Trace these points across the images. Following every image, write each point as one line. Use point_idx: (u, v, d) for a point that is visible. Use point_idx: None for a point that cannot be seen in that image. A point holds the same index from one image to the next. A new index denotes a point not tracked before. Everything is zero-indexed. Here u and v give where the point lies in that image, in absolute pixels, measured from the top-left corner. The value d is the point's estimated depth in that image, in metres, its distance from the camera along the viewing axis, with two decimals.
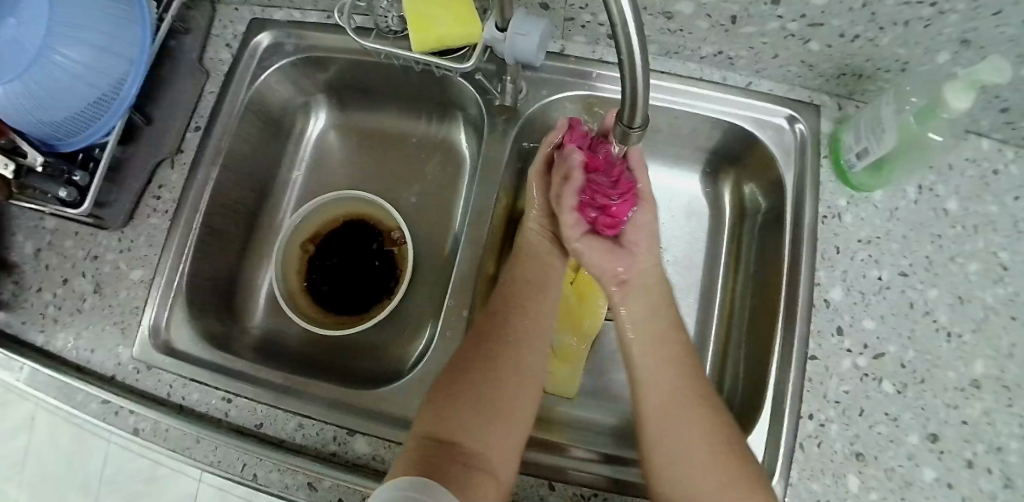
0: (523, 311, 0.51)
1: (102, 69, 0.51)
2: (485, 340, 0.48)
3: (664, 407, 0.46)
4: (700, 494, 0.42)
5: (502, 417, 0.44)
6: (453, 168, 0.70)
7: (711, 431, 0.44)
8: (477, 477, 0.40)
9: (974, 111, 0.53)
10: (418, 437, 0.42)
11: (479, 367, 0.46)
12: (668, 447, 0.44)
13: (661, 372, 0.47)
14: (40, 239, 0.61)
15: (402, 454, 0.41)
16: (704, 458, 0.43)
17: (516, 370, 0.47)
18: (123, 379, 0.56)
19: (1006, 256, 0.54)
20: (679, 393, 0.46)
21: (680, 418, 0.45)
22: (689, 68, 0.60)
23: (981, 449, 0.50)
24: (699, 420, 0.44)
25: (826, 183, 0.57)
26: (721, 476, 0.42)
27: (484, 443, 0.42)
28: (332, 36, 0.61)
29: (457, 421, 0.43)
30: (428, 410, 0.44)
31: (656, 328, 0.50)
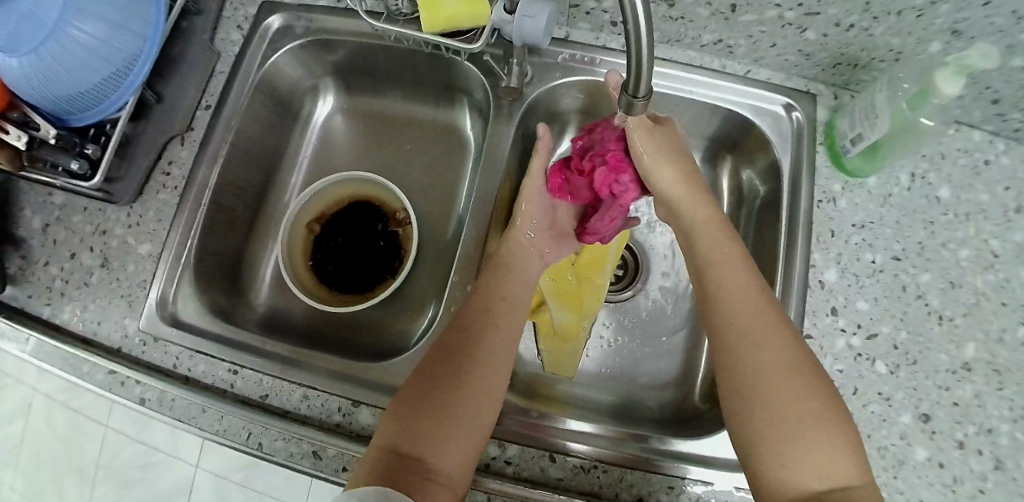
0: (496, 322, 0.49)
1: (117, 45, 0.52)
2: (449, 353, 0.46)
3: (746, 348, 0.43)
4: (784, 433, 0.40)
5: (465, 425, 0.43)
6: (457, 152, 0.71)
7: (798, 372, 0.41)
8: (435, 488, 0.40)
9: (965, 102, 0.55)
10: (379, 446, 0.42)
11: (443, 380, 0.44)
12: (750, 392, 0.42)
13: (745, 312, 0.45)
14: (48, 214, 0.61)
15: (365, 460, 0.41)
16: (791, 404, 0.40)
17: (481, 387, 0.45)
18: (129, 351, 0.56)
19: (995, 243, 0.56)
20: (776, 336, 0.43)
21: (769, 359, 0.42)
22: (690, 56, 0.62)
23: (973, 430, 0.51)
24: (781, 354, 0.42)
25: (821, 167, 0.59)
26: (802, 410, 0.40)
27: (443, 454, 0.41)
28: (342, 20, 0.63)
29: (418, 432, 0.42)
30: (391, 418, 0.43)
31: (739, 265, 0.48)
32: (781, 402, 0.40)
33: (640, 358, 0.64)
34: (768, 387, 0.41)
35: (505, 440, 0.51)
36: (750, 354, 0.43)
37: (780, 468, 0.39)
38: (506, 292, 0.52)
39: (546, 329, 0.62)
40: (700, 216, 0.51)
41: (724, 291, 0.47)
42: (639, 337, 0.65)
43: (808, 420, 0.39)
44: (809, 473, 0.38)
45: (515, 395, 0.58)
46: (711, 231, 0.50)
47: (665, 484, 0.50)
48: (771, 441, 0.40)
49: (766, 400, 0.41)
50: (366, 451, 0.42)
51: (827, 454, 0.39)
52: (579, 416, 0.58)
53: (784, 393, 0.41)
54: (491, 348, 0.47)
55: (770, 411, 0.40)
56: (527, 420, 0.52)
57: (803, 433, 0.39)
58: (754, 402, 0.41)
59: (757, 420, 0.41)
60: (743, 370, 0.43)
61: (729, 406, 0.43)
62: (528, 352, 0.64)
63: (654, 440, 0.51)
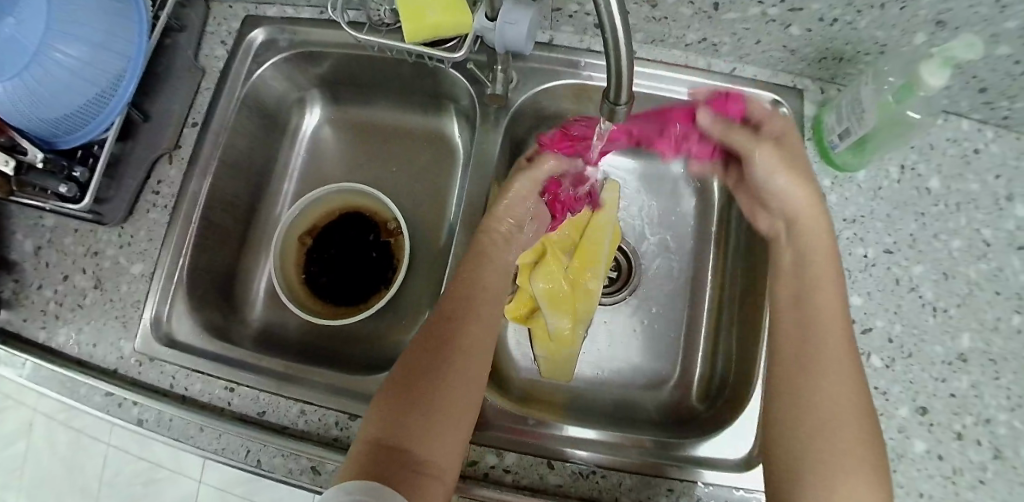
0: (472, 320, 0.48)
1: (100, 66, 0.52)
2: (432, 345, 0.46)
3: (822, 364, 0.42)
4: (830, 448, 0.40)
5: (449, 427, 0.43)
6: (447, 159, 0.71)
7: (858, 396, 0.41)
8: (427, 481, 0.40)
9: (952, 91, 0.55)
10: (366, 441, 0.42)
11: (430, 371, 0.44)
12: (810, 406, 0.41)
13: (836, 336, 0.43)
14: (39, 237, 0.61)
15: (352, 456, 0.41)
16: (853, 435, 0.40)
17: (464, 375, 0.45)
18: (125, 371, 0.56)
19: (988, 232, 0.55)
20: (849, 361, 0.42)
21: (842, 375, 0.42)
22: (675, 55, 0.61)
23: (971, 421, 0.51)
24: (851, 379, 0.42)
25: (810, 163, 0.59)
26: (858, 434, 0.40)
27: (433, 448, 0.41)
28: (326, 32, 0.63)
29: (406, 428, 0.42)
30: (373, 416, 0.43)
31: (837, 293, 0.46)
32: (837, 426, 0.40)
33: (637, 360, 0.64)
34: (838, 414, 0.41)
35: (502, 448, 0.51)
36: (815, 370, 0.42)
37: (823, 479, 0.39)
38: (486, 291, 0.51)
39: (540, 334, 0.61)
40: (807, 239, 0.48)
41: (816, 308, 0.45)
42: (634, 338, 0.65)
43: (855, 452, 0.39)
44: (846, 485, 0.38)
45: (512, 402, 0.58)
46: (823, 249, 0.47)
47: (665, 487, 0.50)
48: (815, 453, 0.40)
49: (830, 417, 0.40)
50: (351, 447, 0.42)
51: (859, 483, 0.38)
52: (576, 420, 0.58)
53: (848, 413, 0.41)
54: (478, 340, 0.47)
55: (825, 427, 0.40)
56: (524, 429, 0.52)
57: (845, 453, 0.39)
58: (820, 419, 0.41)
59: (807, 428, 0.41)
60: (822, 390, 0.42)
61: (782, 423, 0.42)
62: (525, 357, 0.65)
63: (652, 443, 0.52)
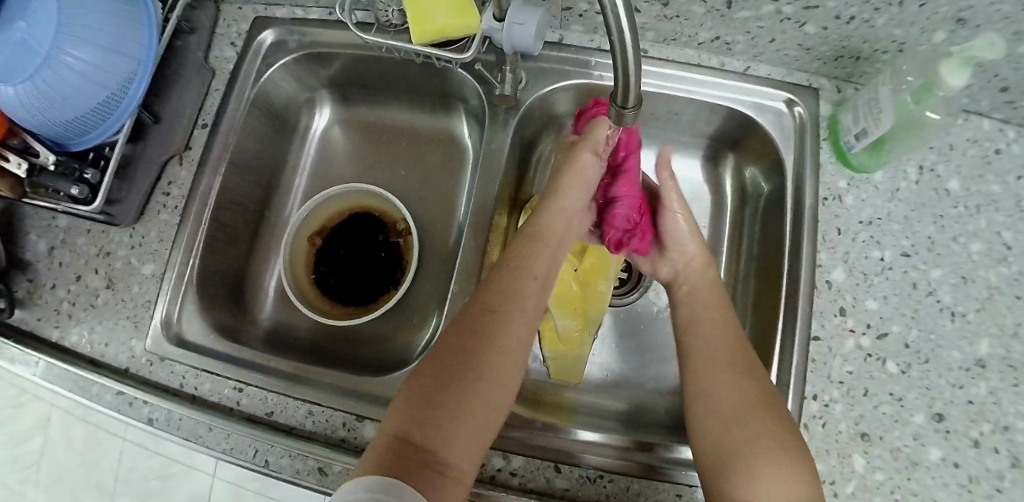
0: (512, 316, 0.46)
1: (110, 69, 0.52)
2: (470, 339, 0.44)
3: (719, 365, 0.47)
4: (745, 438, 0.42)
5: (474, 428, 0.40)
6: (456, 159, 0.71)
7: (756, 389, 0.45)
8: (448, 486, 0.37)
9: (972, 91, 0.53)
10: (389, 435, 0.39)
11: (462, 367, 0.42)
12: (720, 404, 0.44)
13: (720, 353, 0.47)
14: (53, 237, 0.62)
15: (372, 450, 0.38)
16: (756, 430, 0.42)
17: (499, 377, 0.43)
18: (137, 371, 0.57)
19: (1008, 236, 0.54)
20: (741, 360, 0.47)
21: (738, 374, 0.46)
22: (687, 54, 0.60)
23: (989, 428, 0.50)
24: (746, 378, 0.45)
25: (825, 164, 0.57)
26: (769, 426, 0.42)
27: (457, 450, 0.39)
28: (335, 32, 0.63)
29: (434, 425, 0.39)
30: (400, 408, 0.41)
31: (722, 319, 0.50)
32: (741, 427, 0.42)
33: (646, 363, 0.63)
34: (734, 413, 0.43)
35: (510, 451, 0.51)
36: (720, 372, 0.46)
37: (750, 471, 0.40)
38: (524, 289, 0.48)
39: (550, 336, 0.61)
40: (689, 257, 0.56)
41: (702, 321, 0.51)
42: (644, 340, 0.64)
43: (771, 451, 0.41)
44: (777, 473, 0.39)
45: (521, 405, 0.57)
46: (700, 266, 0.56)
47: (673, 492, 0.50)
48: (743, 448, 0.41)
49: (742, 413, 0.43)
50: (372, 441, 0.39)
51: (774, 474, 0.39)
52: (585, 423, 0.57)
53: (752, 406, 0.43)
54: (516, 341, 0.45)
55: (739, 424, 0.43)
56: (532, 433, 0.52)
57: (767, 443, 0.41)
58: (730, 413, 0.43)
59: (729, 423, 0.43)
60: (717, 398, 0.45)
61: (707, 422, 0.44)
62: (534, 358, 0.64)
63: (661, 448, 0.52)
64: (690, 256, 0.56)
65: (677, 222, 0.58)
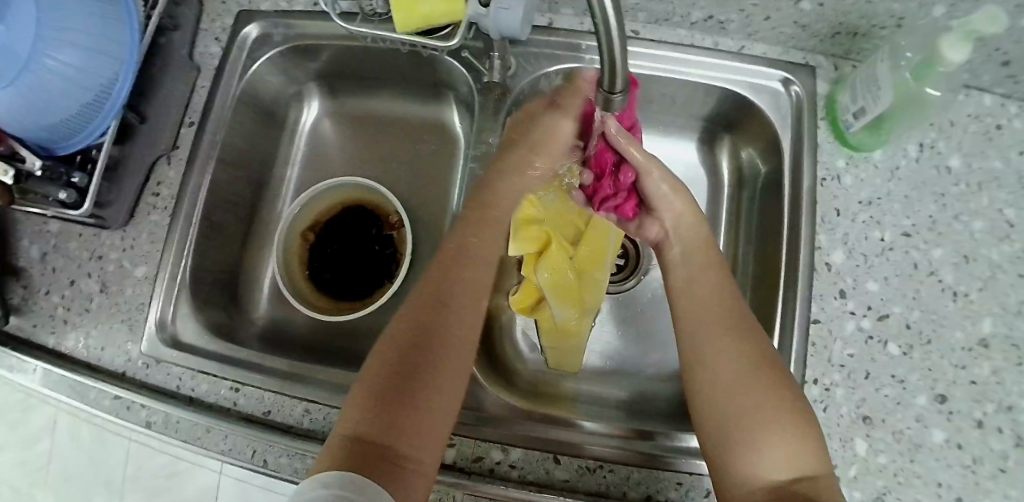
0: (455, 305, 0.46)
1: (93, 71, 0.51)
2: (417, 331, 0.44)
3: (717, 332, 0.45)
4: (748, 407, 0.41)
5: (431, 417, 0.41)
6: (448, 149, 0.70)
7: (755, 353, 0.43)
8: (406, 476, 0.38)
9: (973, 65, 0.52)
10: (344, 436, 0.39)
11: (410, 360, 0.42)
12: (720, 374, 0.43)
13: (713, 318, 0.46)
14: (45, 242, 0.61)
15: (328, 451, 0.38)
16: (760, 399, 0.41)
17: (448, 365, 0.43)
18: (134, 374, 0.57)
19: (1011, 212, 0.53)
20: (738, 322, 0.45)
21: (738, 340, 0.44)
22: (680, 35, 0.59)
23: (992, 408, 0.49)
24: (745, 342, 0.44)
25: (824, 144, 0.56)
26: (772, 393, 0.41)
27: (412, 442, 0.39)
28: (320, 23, 0.61)
29: (387, 419, 0.39)
30: (354, 406, 0.41)
31: (716, 281, 0.48)
32: (744, 397, 0.41)
33: (645, 350, 0.63)
34: (729, 379, 0.42)
35: (508, 443, 0.51)
36: (717, 339, 0.44)
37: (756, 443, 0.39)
38: (466, 280, 0.48)
39: (547, 327, 0.61)
40: (682, 214, 0.54)
41: (698, 284, 0.49)
42: (642, 328, 0.64)
43: (776, 420, 0.40)
44: (782, 442, 0.39)
45: (519, 397, 0.57)
46: (694, 222, 0.54)
47: (674, 480, 0.49)
48: (747, 420, 0.40)
49: (744, 382, 0.42)
50: (327, 444, 0.39)
51: (774, 439, 0.39)
52: (584, 412, 0.57)
53: (754, 372, 0.42)
54: (462, 327, 0.45)
55: (743, 394, 0.41)
56: (531, 424, 0.52)
57: (772, 413, 0.40)
58: (732, 383, 0.42)
59: (731, 393, 0.42)
60: (715, 363, 0.44)
61: (708, 393, 0.43)
62: (531, 349, 0.64)
63: (661, 436, 0.51)
64: (681, 213, 0.54)
65: (656, 181, 0.54)
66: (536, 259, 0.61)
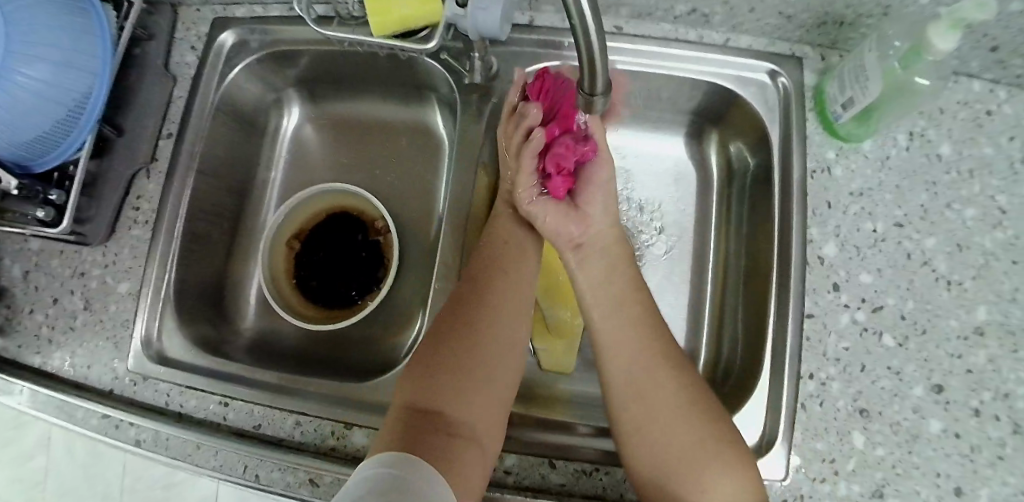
0: (502, 283, 0.50)
1: (67, 84, 0.50)
2: (468, 306, 0.48)
3: (640, 378, 0.46)
4: (680, 447, 0.43)
5: (485, 392, 0.44)
6: (433, 151, 0.69)
7: (682, 386, 0.45)
8: (467, 447, 0.40)
9: (962, 52, 0.51)
10: (401, 406, 0.42)
11: (464, 335, 0.46)
12: (646, 422, 0.44)
13: (635, 358, 0.47)
14: (26, 260, 0.60)
15: (389, 423, 0.41)
16: (690, 441, 0.43)
17: (499, 341, 0.47)
18: (121, 392, 0.56)
19: (1002, 199, 0.52)
20: (663, 359, 0.47)
21: (665, 381, 0.45)
22: (664, 29, 0.58)
23: (989, 397, 0.49)
24: (669, 379, 0.46)
25: (812, 135, 0.55)
26: (699, 432, 0.43)
27: (471, 416, 0.42)
28: (298, 28, 0.60)
29: (446, 392, 0.42)
30: (409, 381, 0.44)
31: (637, 312, 0.49)
32: (674, 442, 0.43)
33: None
34: (664, 431, 0.44)
35: (503, 450, 0.50)
36: (637, 383, 0.46)
37: (695, 486, 0.42)
38: (509, 271, 0.51)
39: (539, 328, 0.60)
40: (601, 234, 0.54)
41: (615, 322, 0.49)
42: None
43: (711, 459, 0.42)
44: (719, 483, 0.41)
45: (512, 402, 0.56)
46: (612, 245, 0.54)
47: None
48: (682, 467, 0.42)
49: (671, 428, 0.44)
50: (387, 415, 0.42)
51: (715, 477, 0.41)
52: (580, 415, 0.57)
53: (677, 415, 0.44)
54: (511, 308, 0.49)
55: (671, 440, 0.43)
56: None
57: (706, 457, 0.42)
58: (657, 429, 0.44)
59: (661, 438, 0.44)
60: (646, 411, 0.45)
61: (638, 441, 0.44)
62: (523, 351, 0.63)
63: None
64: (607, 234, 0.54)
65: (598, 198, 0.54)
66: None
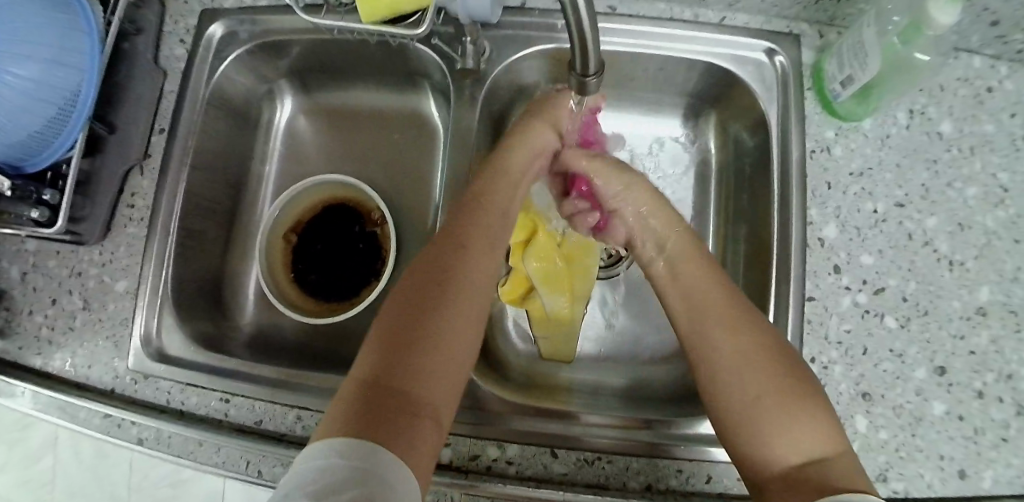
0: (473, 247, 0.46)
1: (55, 80, 0.49)
2: (435, 275, 0.43)
3: (721, 330, 0.42)
4: (764, 397, 0.38)
5: (448, 365, 0.40)
6: (428, 141, 0.68)
7: (760, 340, 0.41)
8: (423, 426, 0.36)
9: (962, 26, 0.50)
10: (357, 382, 0.37)
11: (427, 303, 0.41)
12: (726, 374, 0.40)
13: (716, 315, 0.43)
14: (23, 262, 0.60)
15: (341, 399, 0.36)
16: (771, 390, 0.38)
17: (468, 307, 0.42)
18: (122, 390, 0.56)
19: (1005, 177, 0.51)
20: (739, 314, 0.43)
21: (742, 333, 0.41)
22: (658, 9, 0.57)
23: (993, 378, 0.48)
24: (745, 330, 0.42)
25: (811, 115, 0.54)
26: (777, 383, 0.39)
27: (431, 390, 0.38)
28: (286, 18, 0.59)
29: (405, 366, 0.38)
30: (366, 355, 0.39)
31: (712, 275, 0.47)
32: (759, 392, 0.39)
33: (639, 335, 0.63)
34: (747, 382, 0.39)
35: (504, 440, 0.50)
36: (720, 335, 0.42)
37: (781, 436, 0.37)
38: (483, 235, 0.47)
39: (538, 315, 0.60)
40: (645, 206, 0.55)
41: (689, 283, 0.47)
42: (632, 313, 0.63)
43: (797, 406, 0.38)
44: (805, 431, 0.37)
45: (514, 390, 0.56)
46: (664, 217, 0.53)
47: (673, 468, 0.49)
48: (771, 415, 0.38)
49: (754, 378, 0.39)
50: (338, 393, 0.37)
51: (792, 429, 0.37)
52: (582, 402, 0.56)
53: (758, 365, 0.40)
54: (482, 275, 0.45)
55: (760, 389, 0.39)
56: (527, 418, 0.51)
57: (791, 406, 0.38)
58: (743, 379, 0.40)
59: (746, 389, 0.39)
60: (721, 365, 0.41)
61: (722, 395, 0.40)
62: (524, 339, 0.63)
63: (659, 423, 0.51)
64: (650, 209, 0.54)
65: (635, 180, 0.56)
66: (522, 248, 0.60)
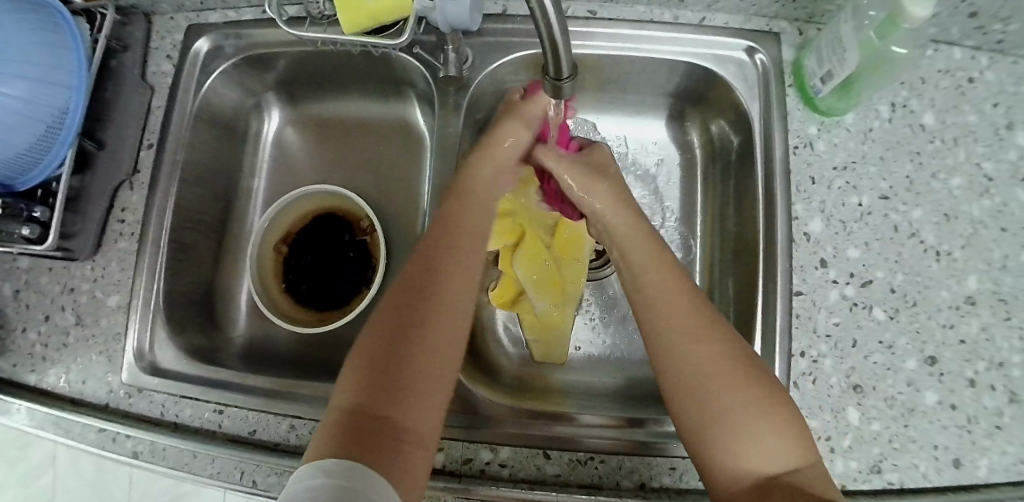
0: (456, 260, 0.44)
1: (44, 99, 0.50)
2: (416, 293, 0.42)
3: (679, 340, 0.41)
4: (725, 411, 0.38)
5: (431, 385, 0.39)
6: (415, 148, 0.69)
7: (719, 349, 0.41)
8: (408, 452, 0.36)
9: (940, 19, 0.51)
10: (341, 410, 0.37)
11: (408, 324, 0.40)
12: (684, 387, 0.40)
13: (676, 322, 0.42)
14: (15, 280, 0.60)
15: (327, 429, 0.37)
16: (732, 403, 0.38)
17: (449, 319, 0.41)
18: (116, 405, 0.56)
19: (988, 166, 0.52)
20: (701, 321, 0.42)
21: (702, 344, 0.41)
22: (639, 11, 0.57)
23: (983, 366, 0.48)
24: (704, 339, 0.41)
25: (794, 111, 0.55)
26: (738, 395, 0.39)
27: (416, 415, 0.38)
28: (272, 31, 0.60)
29: (386, 392, 0.38)
30: (349, 381, 0.39)
31: (674, 273, 0.45)
32: (717, 405, 0.39)
33: (631, 335, 0.62)
34: (707, 395, 0.39)
35: (495, 443, 0.50)
36: (680, 346, 0.41)
37: (740, 453, 0.37)
38: (464, 246, 0.45)
39: (529, 319, 0.60)
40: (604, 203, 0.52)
41: (649, 286, 0.45)
42: (623, 313, 0.64)
43: (757, 419, 0.38)
44: (763, 444, 0.37)
45: (505, 394, 0.56)
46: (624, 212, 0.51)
47: (666, 465, 0.49)
48: (728, 429, 0.38)
49: (714, 392, 0.39)
50: (322, 420, 0.38)
51: (754, 443, 0.37)
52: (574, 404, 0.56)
53: (719, 378, 0.39)
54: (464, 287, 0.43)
55: (720, 404, 0.39)
56: (518, 421, 0.51)
57: (751, 421, 0.38)
58: (703, 393, 0.39)
59: (706, 405, 0.39)
60: (683, 374, 0.40)
61: (684, 408, 0.40)
62: (515, 343, 0.64)
63: (651, 423, 0.51)
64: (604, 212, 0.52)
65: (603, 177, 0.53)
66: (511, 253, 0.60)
